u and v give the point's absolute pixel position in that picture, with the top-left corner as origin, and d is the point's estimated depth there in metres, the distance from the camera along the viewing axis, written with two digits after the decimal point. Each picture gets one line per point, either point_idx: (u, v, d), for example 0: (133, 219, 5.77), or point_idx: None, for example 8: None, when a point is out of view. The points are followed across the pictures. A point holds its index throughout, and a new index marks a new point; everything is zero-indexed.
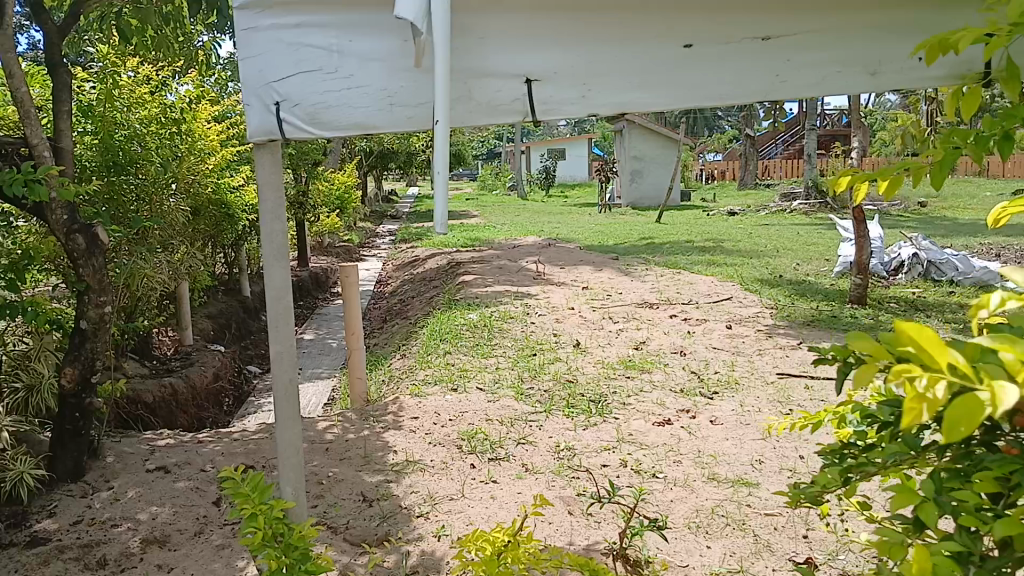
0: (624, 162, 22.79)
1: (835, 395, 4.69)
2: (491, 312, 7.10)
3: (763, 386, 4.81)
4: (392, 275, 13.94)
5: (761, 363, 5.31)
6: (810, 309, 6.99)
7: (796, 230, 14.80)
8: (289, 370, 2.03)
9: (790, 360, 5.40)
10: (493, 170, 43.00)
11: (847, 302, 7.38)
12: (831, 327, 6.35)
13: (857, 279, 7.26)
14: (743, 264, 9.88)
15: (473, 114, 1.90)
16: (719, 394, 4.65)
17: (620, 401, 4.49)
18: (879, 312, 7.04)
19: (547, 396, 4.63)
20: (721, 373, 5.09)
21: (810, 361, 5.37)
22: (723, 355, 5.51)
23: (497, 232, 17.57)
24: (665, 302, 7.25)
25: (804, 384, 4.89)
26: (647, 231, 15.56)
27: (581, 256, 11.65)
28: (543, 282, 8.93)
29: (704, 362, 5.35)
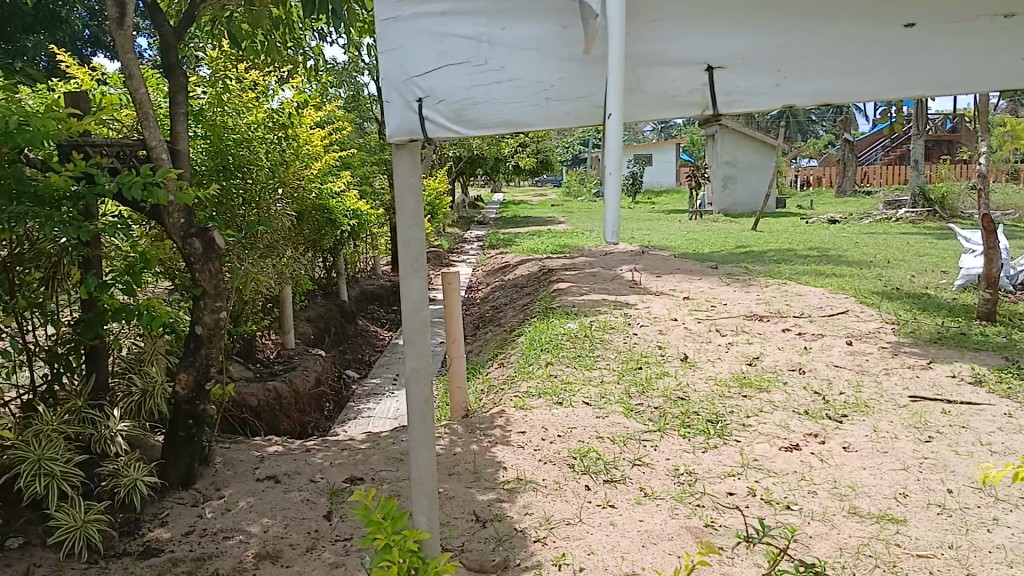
0: (717, 168, 22.19)
1: (978, 420, 4.30)
2: (591, 321, 6.91)
3: (896, 409, 4.46)
4: (482, 281, 13.90)
5: (887, 384, 4.96)
6: (934, 325, 6.53)
7: (906, 240, 14.02)
8: (424, 392, 1.95)
9: (919, 379, 5.03)
10: (580, 176, 42.71)
11: (975, 319, 6.86)
12: (959, 344, 5.91)
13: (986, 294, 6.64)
14: (852, 274, 9.37)
15: (650, 106, 1.87)
16: (845, 418, 4.34)
17: (739, 422, 4.29)
18: (1013, 330, 6.50)
19: (660, 414, 4.40)
20: (847, 394, 4.76)
21: (943, 383, 4.97)
22: (846, 374, 5.16)
23: (587, 239, 17.35)
24: (774, 314, 6.90)
25: (941, 408, 4.51)
26: (744, 239, 15.04)
27: (677, 264, 11.31)
28: (642, 292, 8.68)
29: (827, 381, 5.02)
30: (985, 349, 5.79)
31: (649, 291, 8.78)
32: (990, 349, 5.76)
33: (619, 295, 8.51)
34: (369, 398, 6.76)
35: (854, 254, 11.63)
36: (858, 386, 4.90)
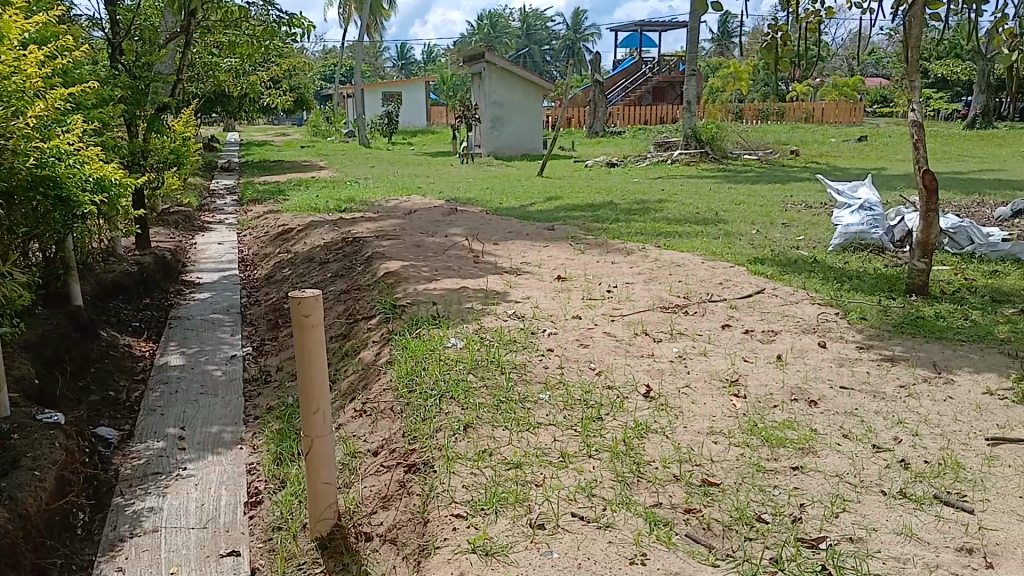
0: (486, 107, 21.90)
1: None
2: (478, 331, 4.85)
3: (1004, 469, 2.99)
4: (254, 247, 11.12)
5: (969, 416, 3.53)
6: (904, 305, 5.27)
7: (701, 188, 13.81)
8: None
9: (1004, 403, 3.63)
10: (328, 116, 39.14)
11: (898, 290, 5.77)
12: (972, 333, 4.62)
13: (917, 264, 5.59)
14: (719, 242, 8.17)
15: None
16: (984, 483, 2.87)
17: (845, 539, 2.54)
18: (952, 302, 5.49)
19: (708, 534, 2.65)
20: (905, 443, 3.26)
21: (991, 398, 3.69)
22: (863, 403, 3.71)
23: (367, 190, 14.99)
24: (696, 304, 5.46)
25: None
26: (545, 190, 13.87)
27: (506, 225, 9.41)
28: (498, 272, 6.83)
29: (854, 424, 3.49)
30: (1004, 339, 4.53)
31: (508, 272, 6.85)
32: (1006, 336, 4.57)
33: (479, 280, 6.47)
34: (146, 485, 4.12)
35: (687, 212, 10.54)
36: (935, 424, 3.45)
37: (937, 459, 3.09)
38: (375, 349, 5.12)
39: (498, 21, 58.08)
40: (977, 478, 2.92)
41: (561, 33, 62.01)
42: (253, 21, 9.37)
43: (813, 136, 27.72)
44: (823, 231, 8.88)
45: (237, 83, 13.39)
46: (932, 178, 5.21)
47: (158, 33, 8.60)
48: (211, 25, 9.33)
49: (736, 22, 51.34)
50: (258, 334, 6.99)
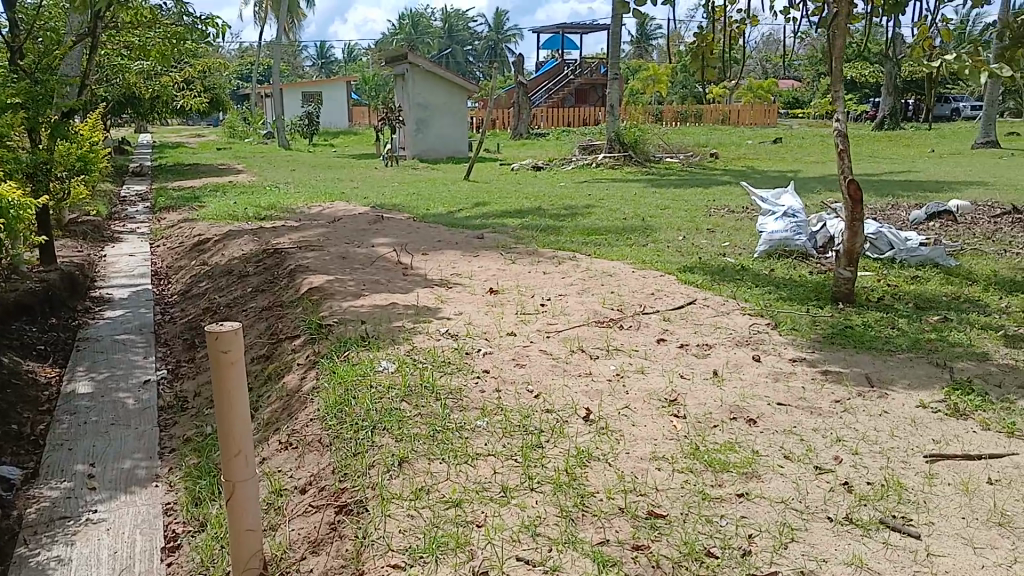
0: (409, 109, 21.59)
1: None
2: (410, 352, 4.67)
3: (944, 487, 3.00)
4: (169, 258, 10.60)
5: (906, 431, 3.55)
6: (833, 315, 5.35)
7: (627, 192, 13.90)
8: None
9: (937, 416, 3.67)
10: (245, 117, 38.00)
11: (825, 298, 5.85)
12: (900, 344, 4.70)
13: (843, 272, 5.67)
14: (648, 250, 8.18)
15: None
16: (928, 504, 2.86)
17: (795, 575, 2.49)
18: (877, 310, 5.59)
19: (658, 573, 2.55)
20: (845, 464, 3.25)
21: (924, 412, 3.73)
22: (802, 421, 3.69)
23: (288, 196, 14.53)
24: (630, 318, 5.40)
25: (980, 464, 3.18)
26: (471, 195, 13.71)
27: (434, 234, 9.22)
28: (428, 286, 6.65)
29: (794, 444, 3.47)
30: (931, 348, 4.63)
31: (438, 285, 6.68)
32: (932, 345, 4.67)
33: (409, 295, 6.28)
34: (51, 532, 3.80)
35: (614, 218, 10.56)
36: (873, 441, 3.46)
37: (880, 480, 3.08)
38: (301, 373, 4.88)
39: (419, 21, 57.60)
40: (920, 499, 2.92)
41: (483, 34, 61.97)
42: (165, 22, 8.90)
43: (731, 138, 28.40)
44: (747, 236, 9.01)
45: (148, 86, 12.77)
46: (857, 188, 5.28)
47: (62, 35, 8.05)
48: (120, 25, 8.82)
49: (654, 25, 52.26)
50: (174, 355, 6.62)
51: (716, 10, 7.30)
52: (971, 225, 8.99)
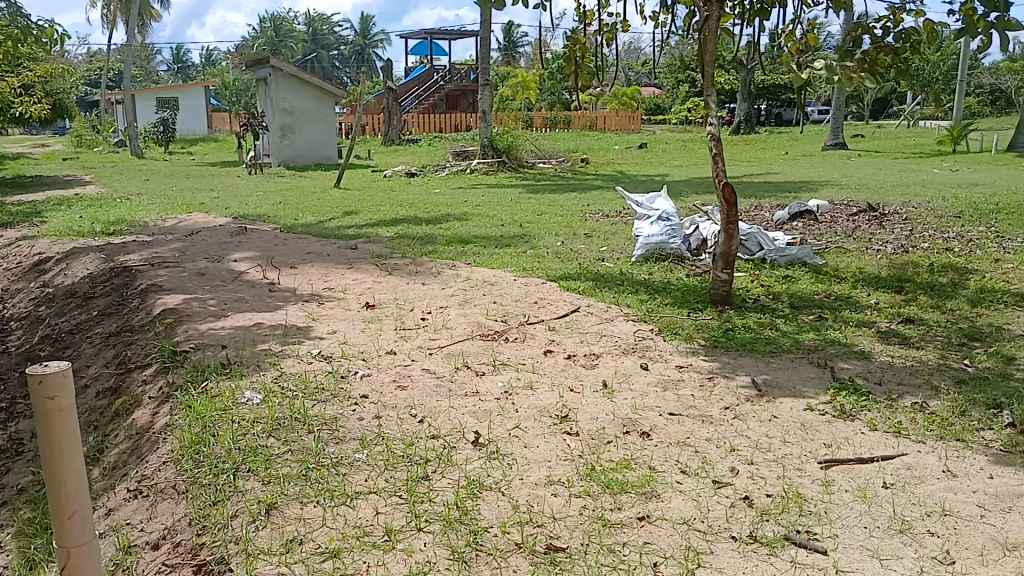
0: (273, 115, 20.67)
1: (936, 479, 3.06)
2: (279, 379, 4.27)
3: (841, 495, 2.96)
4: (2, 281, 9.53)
5: (797, 436, 3.51)
6: (715, 318, 5.35)
7: (502, 198, 13.79)
8: None
9: (825, 419, 3.67)
10: (93, 124, 35.42)
11: (704, 301, 5.87)
12: (782, 346, 4.73)
13: (720, 275, 5.70)
14: (528, 257, 8.05)
15: None
16: (829, 516, 2.80)
17: None
18: (755, 311, 5.66)
19: None
20: (744, 475, 3.16)
21: (814, 415, 3.72)
22: (696, 431, 3.59)
23: (141, 209, 13.50)
24: (515, 329, 5.20)
25: (870, 467, 3.18)
26: (343, 204, 13.20)
27: (304, 247, 8.73)
28: (298, 303, 6.21)
29: (692, 457, 3.35)
30: (812, 348, 4.68)
31: (310, 301, 6.25)
32: (812, 345, 4.74)
33: (277, 313, 5.82)
34: None
35: (492, 226, 10.40)
36: (767, 449, 3.39)
37: (779, 491, 3.00)
38: (155, 408, 4.37)
39: (282, 25, 55.80)
40: (821, 510, 2.85)
41: (350, 39, 60.77)
42: None
43: (601, 143, 29.01)
44: (624, 240, 9.05)
45: None
46: (729, 190, 5.30)
47: None
48: None
49: (520, 33, 53.01)
50: (8, 392, 5.86)
51: (589, 14, 7.26)
52: (831, 224, 9.41)
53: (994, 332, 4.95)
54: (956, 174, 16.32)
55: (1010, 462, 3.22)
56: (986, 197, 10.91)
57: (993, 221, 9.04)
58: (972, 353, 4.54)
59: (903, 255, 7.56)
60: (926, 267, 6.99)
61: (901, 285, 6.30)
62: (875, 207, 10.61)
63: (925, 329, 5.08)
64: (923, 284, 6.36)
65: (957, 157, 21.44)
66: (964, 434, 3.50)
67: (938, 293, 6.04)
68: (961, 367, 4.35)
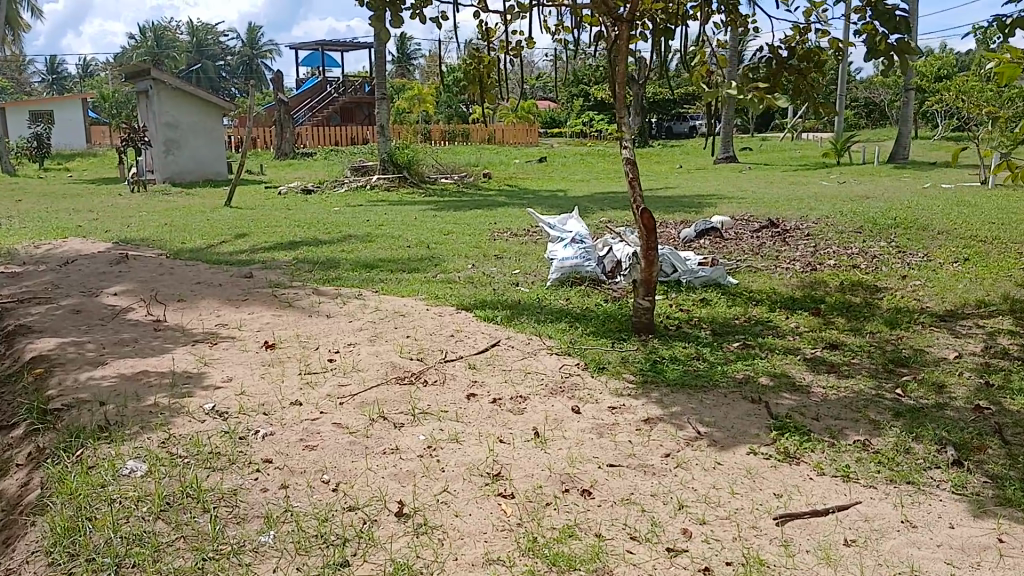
0: (156, 129, 19.46)
1: (895, 534, 2.93)
2: (167, 442, 3.73)
3: (804, 558, 2.76)
4: None
5: (745, 485, 3.29)
6: (641, 349, 5.14)
7: (406, 217, 13.36)
8: None
9: (770, 464, 3.50)
10: None
11: (625, 330, 5.64)
12: (714, 379, 4.56)
13: (642, 302, 5.49)
14: (438, 283, 7.68)
15: None
16: None
17: None
18: (678, 339, 5.49)
19: None
20: (699, 538, 2.90)
21: (759, 460, 3.54)
22: (641, 484, 3.31)
23: (8, 232, 12.28)
24: (432, 369, 4.83)
25: (826, 522, 3.00)
26: (236, 225, 12.44)
27: (192, 276, 8.04)
28: (188, 344, 5.62)
29: (642, 515, 3.08)
30: (744, 381, 4.53)
31: (202, 342, 5.67)
32: (743, 377, 4.59)
33: (165, 358, 5.22)
34: None
35: (396, 248, 9.95)
36: (716, 503, 3.15)
37: (738, 556, 2.77)
38: (20, 480, 3.72)
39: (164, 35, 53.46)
40: None
41: (237, 49, 58.72)
42: None
43: (500, 157, 28.91)
44: (535, 261, 8.82)
45: None
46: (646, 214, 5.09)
47: None
48: None
49: (413, 46, 52.61)
50: None
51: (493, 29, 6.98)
52: (737, 242, 9.50)
53: (915, 357, 4.98)
54: (842, 187, 17.01)
55: (967, 507, 3.14)
56: (878, 211, 11.35)
57: (890, 236, 9.32)
58: (902, 382, 4.53)
59: (813, 273, 7.65)
60: (837, 286, 7.08)
61: (817, 306, 6.30)
62: (776, 223, 10.80)
63: (850, 356, 5.04)
64: (837, 304, 6.39)
65: (840, 170, 22.50)
66: (912, 476, 3.40)
67: (853, 314, 6.08)
68: (892, 397, 4.31)
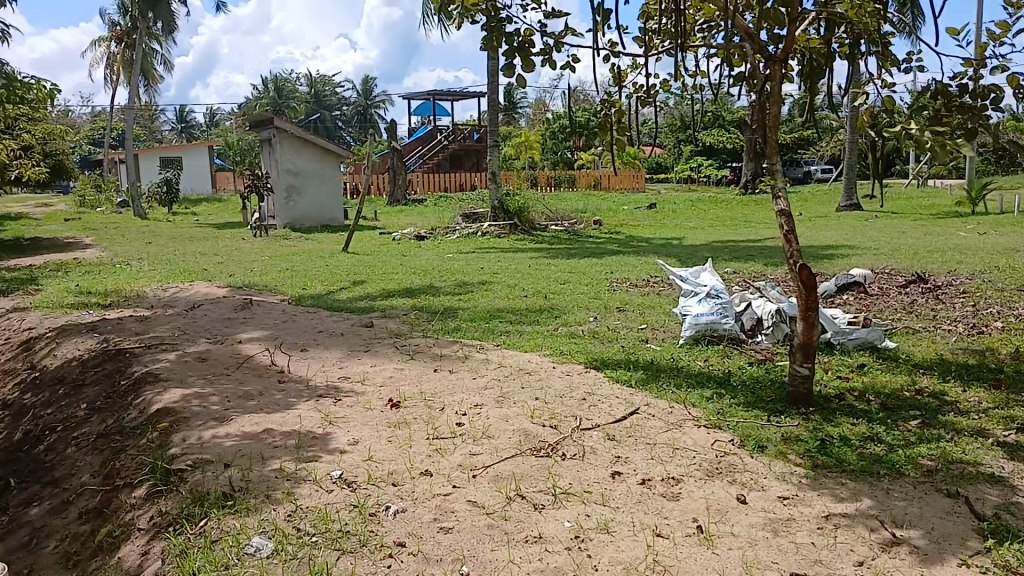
0: (279, 177, 20.17)
1: None
2: (295, 516, 3.47)
3: None
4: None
5: None
6: (801, 425, 4.58)
7: (520, 265, 13.12)
8: None
9: None
10: (97, 183, 35.06)
11: (779, 400, 5.07)
12: (896, 465, 3.96)
13: (800, 369, 4.86)
14: (562, 337, 7.30)
15: None
16: None
17: None
18: (841, 412, 4.88)
19: None
20: None
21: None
22: None
23: (140, 276, 12.77)
24: (570, 439, 4.42)
25: None
26: (353, 271, 12.52)
27: (314, 324, 7.98)
28: (312, 399, 5.43)
29: None
30: (933, 469, 3.91)
31: (325, 396, 5.47)
32: (932, 464, 3.95)
33: (289, 414, 5.03)
34: None
35: (514, 298, 9.66)
36: None
37: None
38: (142, 548, 3.52)
39: (287, 87, 56.36)
40: None
41: (354, 100, 61.18)
42: None
43: (607, 203, 28.54)
44: (662, 315, 8.32)
45: None
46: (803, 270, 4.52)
47: None
48: None
49: (520, 94, 53.33)
50: None
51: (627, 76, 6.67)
52: (883, 298, 8.72)
53: None
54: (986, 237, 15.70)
55: None
56: None
57: None
58: None
59: (980, 337, 6.84)
60: (1014, 353, 6.27)
61: (998, 378, 5.54)
62: (924, 277, 9.91)
63: None
64: (1021, 375, 5.61)
65: (978, 219, 20.94)
66: None
67: None
68: None
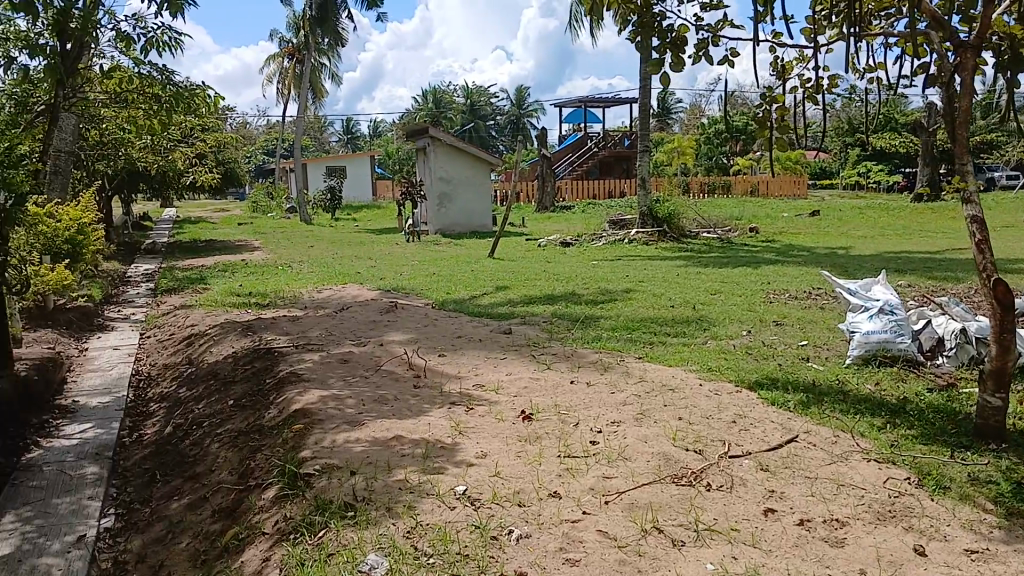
0: (431, 183, 20.61)
1: None
2: (413, 533, 3.28)
3: None
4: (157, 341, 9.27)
5: None
6: (995, 465, 3.90)
7: (668, 273, 12.57)
8: None
9: None
10: (268, 190, 37.50)
11: (966, 435, 4.37)
12: None
13: (993, 401, 4.17)
14: (711, 351, 6.80)
15: None
16: None
17: None
18: None
19: None
20: None
21: None
22: None
23: (298, 277, 13.34)
24: (716, 467, 3.98)
25: None
26: (498, 277, 12.47)
27: (455, 329, 7.89)
28: (446, 406, 5.28)
29: None
30: None
31: (458, 404, 5.30)
32: None
33: (420, 421, 4.90)
34: None
35: (661, 308, 9.19)
36: None
37: None
38: (263, 553, 3.46)
39: (443, 97, 58.06)
40: None
41: (507, 109, 62.16)
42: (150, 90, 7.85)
43: (764, 211, 27.17)
44: (824, 331, 7.60)
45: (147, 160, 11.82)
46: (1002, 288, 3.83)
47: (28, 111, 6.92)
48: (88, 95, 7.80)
49: (674, 99, 52.14)
50: (131, 488, 5.13)
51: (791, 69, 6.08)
52: None
53: None
54: None
55: None
56: None
57: None
58: None
59: None
60: None
61: None
62: None
63: None
64: None
65: None
66: None
67: None
68: None
